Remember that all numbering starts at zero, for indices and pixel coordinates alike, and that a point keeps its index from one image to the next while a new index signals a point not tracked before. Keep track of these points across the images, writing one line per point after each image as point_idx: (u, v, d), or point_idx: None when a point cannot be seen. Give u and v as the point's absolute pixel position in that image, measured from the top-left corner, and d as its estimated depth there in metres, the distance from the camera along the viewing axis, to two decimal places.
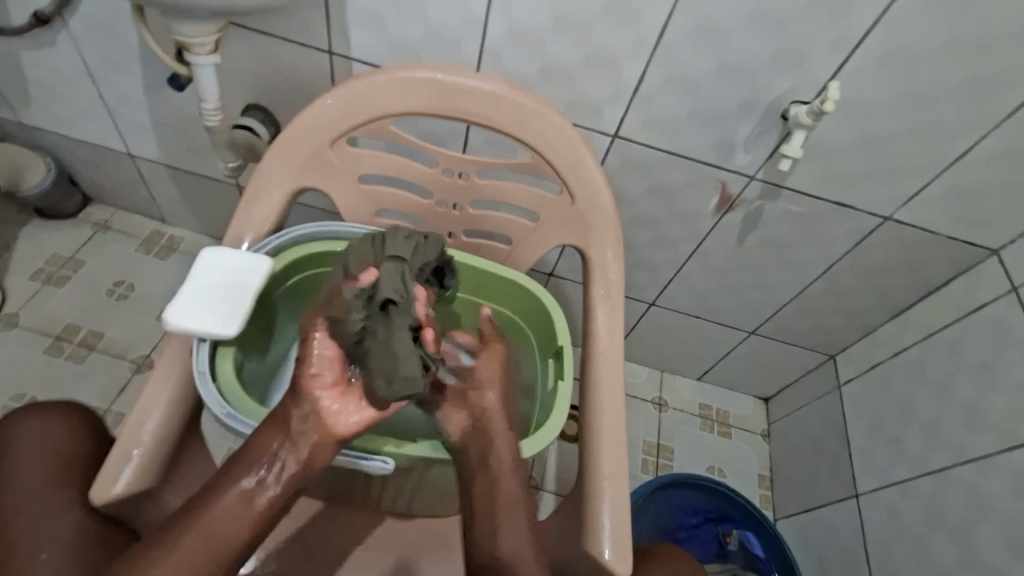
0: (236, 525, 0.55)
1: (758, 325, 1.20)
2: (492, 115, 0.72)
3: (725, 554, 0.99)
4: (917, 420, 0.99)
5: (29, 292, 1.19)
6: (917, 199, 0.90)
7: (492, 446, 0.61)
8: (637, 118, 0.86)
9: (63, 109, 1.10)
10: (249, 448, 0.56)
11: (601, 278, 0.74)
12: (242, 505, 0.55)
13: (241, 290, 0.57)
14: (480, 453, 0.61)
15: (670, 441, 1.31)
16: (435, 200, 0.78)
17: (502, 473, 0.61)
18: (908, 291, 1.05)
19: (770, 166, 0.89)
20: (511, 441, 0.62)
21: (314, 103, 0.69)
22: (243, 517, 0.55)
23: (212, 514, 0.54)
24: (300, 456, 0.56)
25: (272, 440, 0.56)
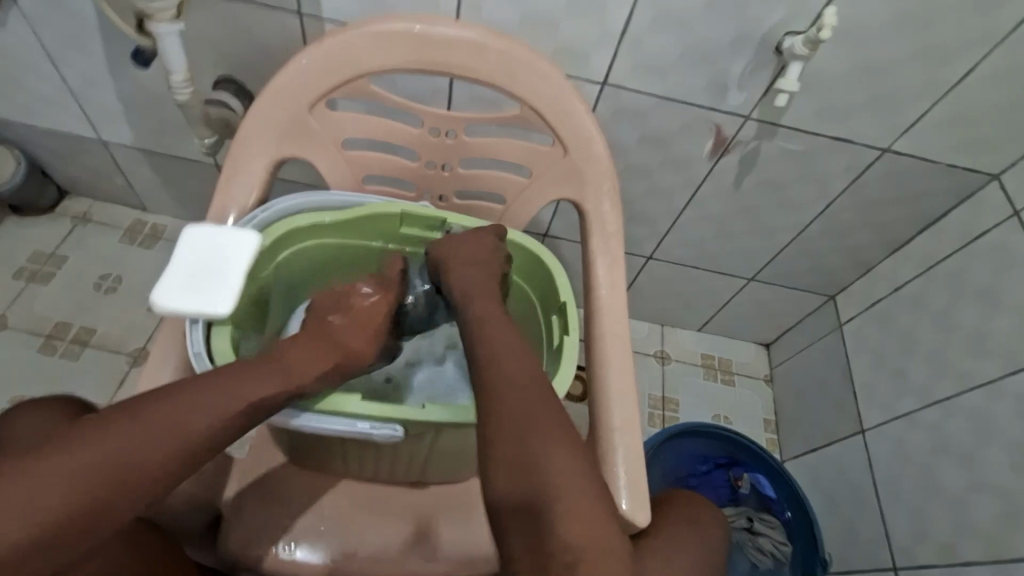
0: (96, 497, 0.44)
1: (757, 271, 1.19)
2: (476, 66, 0.68)
3: (738, 497, 1.00)
4: (920, 352, 0.99)
5: (15, 291, 1.16)
6: (916, 127, 0.87)
7: (501, 353, 0.56)
8: (626, 62, 0.82)
9: (25, 97, 1.05)
10: (147, 410, 0.47)
11: (599, 230, 0.73)
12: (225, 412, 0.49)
13: (228, 267, 0.55)
14: (487, 362, 0.56)
15: (675, 393, 1.32)
16: (423, 162, 0.75)
17: (517, 384, 0.54)
18: (907, 224, 1.04)
19: (764, 104, 0.86)
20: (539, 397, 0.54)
21: (289, 66, 0.66)
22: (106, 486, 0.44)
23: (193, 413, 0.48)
24: (195, 432, 0.48)
25: (183, 409, 0.48)
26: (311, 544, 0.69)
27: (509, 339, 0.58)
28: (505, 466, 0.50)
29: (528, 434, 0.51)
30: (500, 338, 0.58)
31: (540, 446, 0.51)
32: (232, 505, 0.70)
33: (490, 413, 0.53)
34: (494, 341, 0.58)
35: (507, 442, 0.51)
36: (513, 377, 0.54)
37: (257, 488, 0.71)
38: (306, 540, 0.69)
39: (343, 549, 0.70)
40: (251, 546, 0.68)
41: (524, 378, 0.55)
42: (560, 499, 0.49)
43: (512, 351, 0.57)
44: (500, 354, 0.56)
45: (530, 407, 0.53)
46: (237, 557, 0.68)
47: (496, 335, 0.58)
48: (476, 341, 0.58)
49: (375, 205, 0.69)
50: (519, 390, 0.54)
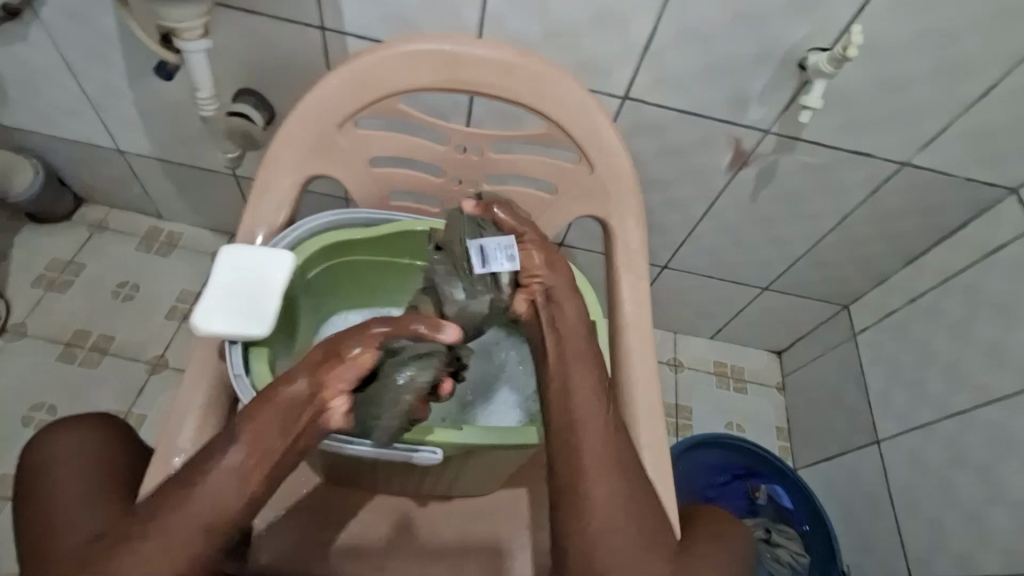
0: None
1: (772, 280, 1.20)
2: (503, 85, 0.69)
3: (754, 508, 1.00)
4: (937, 363, 1.00)
5: (33, 299, 1.16)
6: (936, 141, 0.88)
7: (574, 380, 0.56)
8: (647, 77, 0.83)
9: (45, 107, 1.06)
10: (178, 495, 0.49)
11: (624, 247, 0.73)
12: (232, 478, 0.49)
13: (266, 287, 0.55)
14: (563, 387, 0.56)
15: (688, 401, 1.32)
16: (448, 178, 0.76)
17: (588, 418, 0.54)
18: (923, 236, 1.04)
19: (785, 118, 0.87)
20: (601, 430, 0.54)
21: (318, 84, 0.66)
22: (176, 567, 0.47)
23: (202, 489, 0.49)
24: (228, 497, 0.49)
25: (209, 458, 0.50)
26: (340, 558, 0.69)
27: (584, 356, 0.58)
28: (563, 488, 0.53)
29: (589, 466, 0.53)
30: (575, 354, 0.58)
31: (594, 474, 0.52)
32: (262, 518, 0.70)
33: (558, 437, 0.54)
34: (569, 356, 0.57)
35: (564, 459, 0.53)
36: (588, 401, 0.55)
37: (285, 501, 0.71)
38: (335, 553, 0.70)
39: (370, 563, 0.70)
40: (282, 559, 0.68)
41: (597, 402, 0.55)
42: (595, 530, 0.51)
43: (583, 372, 0.56)
44: (575, 374, 0.56)
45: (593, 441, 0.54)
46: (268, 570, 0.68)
47: (575, 353, 0.58)
48: (553, 355, 0.58)
49: (402, 222, 0.69)
50: (590, 418, 0.54)
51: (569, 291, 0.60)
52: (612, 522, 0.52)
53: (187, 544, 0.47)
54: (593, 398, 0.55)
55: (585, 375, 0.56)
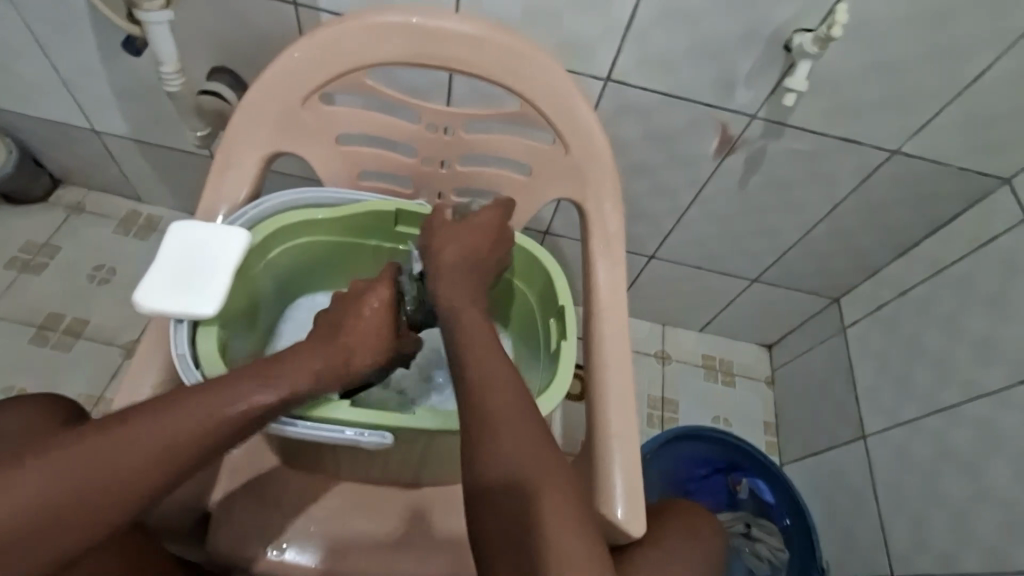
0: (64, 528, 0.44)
1: (761, 272, 1.17)
2: (475, 61, 0.66)
3: (735, 502, 0.99)
4: (926, 357, 0.98)
5: (6, 282, 1.14)
6: (928, 129, 0.85)
7: (476, 358, 0.54)
8: (630, 58, 0.80)
9: (17, 84, 1.03)
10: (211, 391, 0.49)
11: (600, 232, 0.71)
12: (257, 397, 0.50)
13: (216, 266, 0.53)
14: (475, 384, 0.53)
15: (675, 393, 1.30)
16: (420, 158, 0.73)
17: (494, 392, 0.52)
18: (915, 227, 1.02)
19: (773, 102, 0.84)
20: (511, 403, 0.52)
21: (281, 57, 0.63)
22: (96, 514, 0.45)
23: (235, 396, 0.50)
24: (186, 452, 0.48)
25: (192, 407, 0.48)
26: (300, 546, 0.67)
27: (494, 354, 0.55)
28: (484, 495, 0.49)
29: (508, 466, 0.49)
30: (482, 353, 0.55)
31: (504, 446, 0.50)
32: (220, 509, 0.68)
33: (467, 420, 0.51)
34: (476, 356, 0.54)
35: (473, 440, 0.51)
36: (502, 400, 0.52)
37: (246, 491, 0.69)
38: (294, 541, 0.68)
39: (332, 552, 0.68)
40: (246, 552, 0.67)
41: (513, 398, 0.52)
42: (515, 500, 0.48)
43: (484, 348, 0.55)
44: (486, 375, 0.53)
45: (512, 437, 0.50)
46: (221, 557, 0.66)
47: (484, 351, 0.55)
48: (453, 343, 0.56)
49: (368, 202, 0.66)
50: (503, 416, 0.51)
51: (456, 274, 0.60)
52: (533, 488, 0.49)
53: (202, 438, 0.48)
54: (507, 393, 0.52)
55: (496, 373, 0.53)
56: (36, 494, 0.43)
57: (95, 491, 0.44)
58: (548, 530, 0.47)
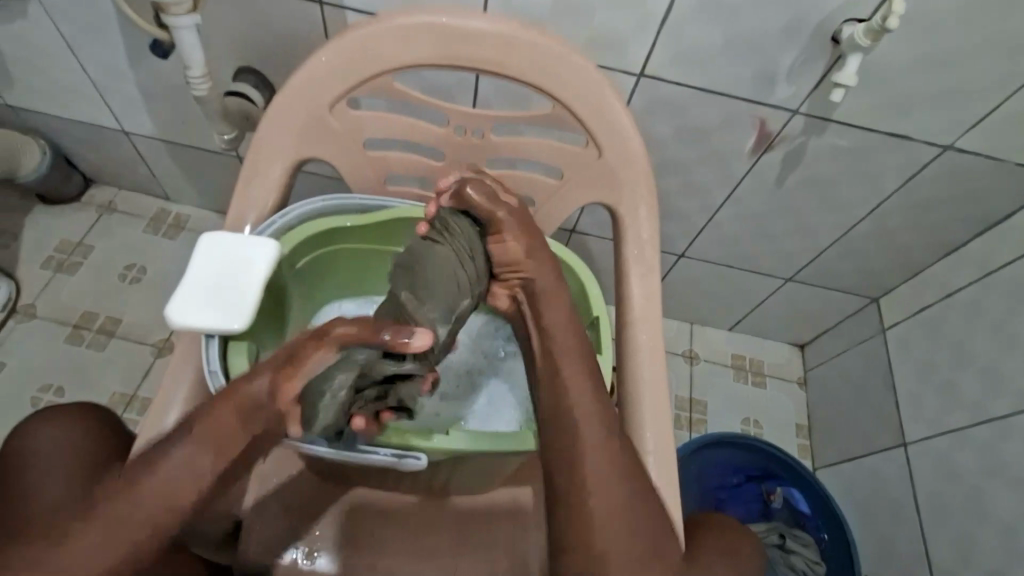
0: None
1: (796, 271, 1.13)
2: (505, 61, 0.64)
3: (769, 513, 0.95)
4: (973, 363, 0.93)
5: (43, 281, 1.16)
6: (985, 123, 0.80)
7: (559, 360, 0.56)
8: (665, 52, 0.76)
9: (49, 87, 1.04)
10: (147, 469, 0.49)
11: (634, 237, 0.68)
12: (191, 470, 0.50)
13: (246, 276, 0.52)
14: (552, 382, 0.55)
15: (703, 394, 1.27)
16: (448, 162, 0.71)
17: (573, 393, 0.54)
18: (965, 225, 0.96)
19: (815, 97, 0.80)
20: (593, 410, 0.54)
21: (308, 61, 0.62)
22: (131, 537, 0.48)
23: (161, 473, 0.49)
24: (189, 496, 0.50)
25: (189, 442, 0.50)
26: (330, 553, 0.68)
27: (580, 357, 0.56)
28: (556, 468, 0.53)
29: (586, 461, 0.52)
30: (569, 357, 0.56)
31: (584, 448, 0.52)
32: (249, 514, 0.68)
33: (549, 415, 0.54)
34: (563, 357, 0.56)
35: (551, 429, 0.54)
36: (583, 403, 0.54)
37: (273, 496, 0.69)
38: (326, 547, 0.68)
39: (361, 559, 0.68)
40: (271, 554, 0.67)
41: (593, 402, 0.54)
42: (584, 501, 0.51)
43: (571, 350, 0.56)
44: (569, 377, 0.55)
45: (590, 441, 0.53)
46: (256, 563, 0.67)
47: (570, 354, 0.56)
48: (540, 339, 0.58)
49: (396, 209, 0.65)
50: (587, 416, 0.54)
51: (543, 256, 0.60)
52: (603, 493, 0.52)
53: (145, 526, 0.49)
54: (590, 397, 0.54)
55: (585, 371, 0.56)
56: None
57: None
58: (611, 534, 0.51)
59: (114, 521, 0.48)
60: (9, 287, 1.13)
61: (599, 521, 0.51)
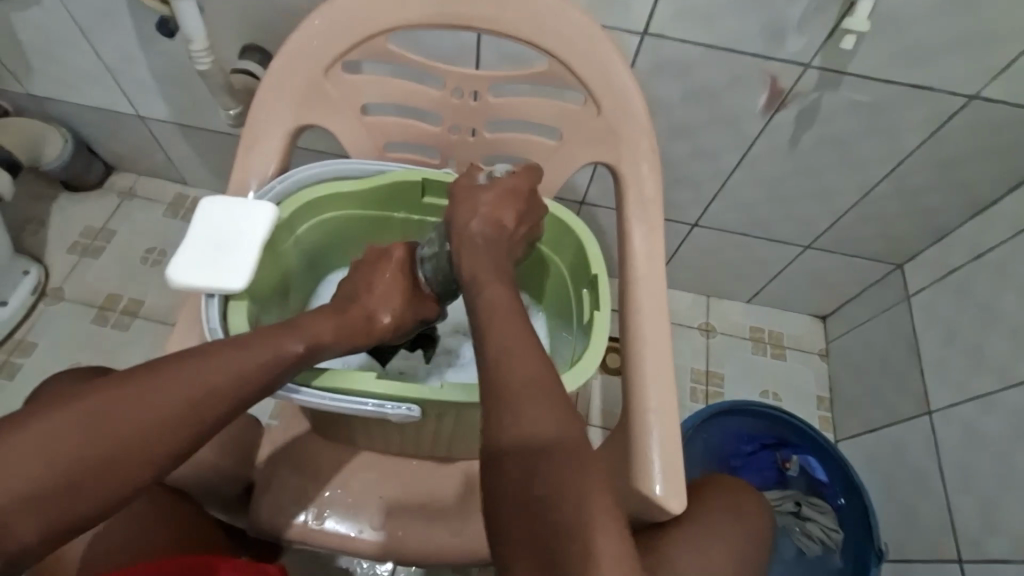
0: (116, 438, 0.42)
1: (814, 238, 1.10)
2: (499, 18, 0.63)
3: (785, 480, 0.94)
4: (1003, 325, 0.89)
5: (69, 265, 1.21)
6: (1013, 68, 0.75)
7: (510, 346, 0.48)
8: (668, 8, 0.74)
9: (66, 74, 1.07)
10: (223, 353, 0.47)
11: (636, 196, 0.67)
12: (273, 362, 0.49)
13: (246, 241, 0.53)
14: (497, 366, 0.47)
15: (720, 367, 1.25)
16: (447, 127, 0.71)
17: (528, 379, 0.46)
18: (994, 182, 0.91)
19: (828, 49, 0.76)
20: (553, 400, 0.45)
21: (302, 26, 0.62)
22: (189, 406, 0.44)
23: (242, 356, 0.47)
24: (161, 443, 0.43)
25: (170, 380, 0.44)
26: (339, 516, 0.69)
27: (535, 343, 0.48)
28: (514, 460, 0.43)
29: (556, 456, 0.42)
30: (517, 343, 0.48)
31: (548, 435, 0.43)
32: (264, 476, 0.70)
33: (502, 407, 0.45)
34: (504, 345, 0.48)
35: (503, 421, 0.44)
36: (535, 389, 0.45)
37: (287, 459, 0.71)
38: (334, 510, 0.69)
39: (369, 521, 0.69)
40: (332, 525, 0.68)
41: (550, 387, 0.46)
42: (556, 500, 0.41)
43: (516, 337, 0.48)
44: (520, 363, 0.46)
45: (545, 409, 0.44)
46: (262, 526, 0.67)
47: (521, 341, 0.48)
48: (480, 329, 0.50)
49: (394, 172, 0.65)
50: (539, 407, 0.44)
51: (489, 255, 0.56)
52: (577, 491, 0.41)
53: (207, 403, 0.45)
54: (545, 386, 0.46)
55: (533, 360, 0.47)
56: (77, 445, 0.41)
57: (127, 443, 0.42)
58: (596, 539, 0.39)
59: (154, 404, 0.43)
60: (38, 273, 1.17)
61: (569, 505, 0.40)
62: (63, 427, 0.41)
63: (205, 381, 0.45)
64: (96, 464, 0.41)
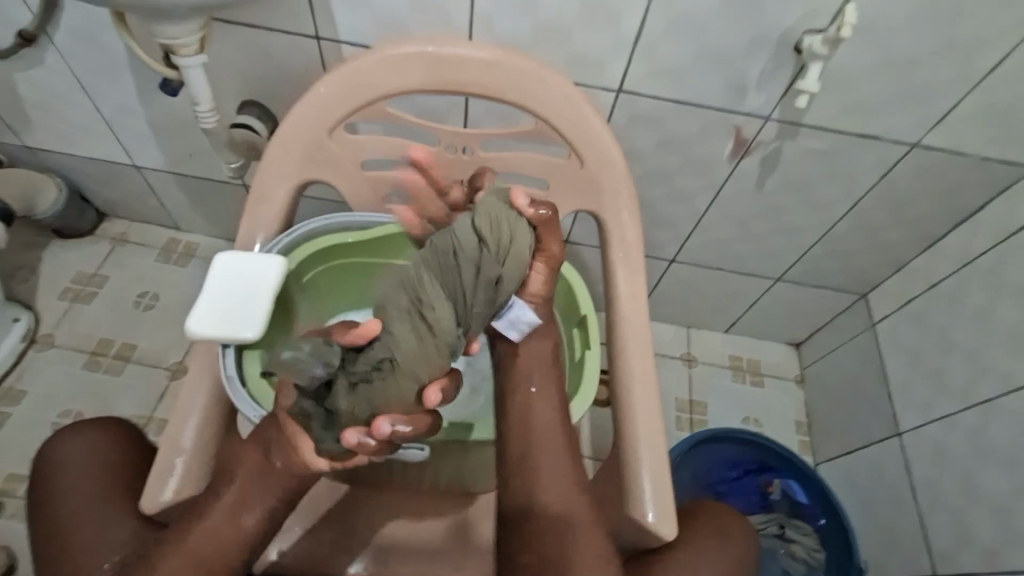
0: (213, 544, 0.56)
1: (784, 271, 1.17)
2: (490, 83, 0.69)
3: (768, 504, 0.98)
4: (959, 350, 0.96)
5: (60, 311, 1.21)
6: (948, 119, 0.84)
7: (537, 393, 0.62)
8: (641, 69, 0.82)
9: (65, 127, 1.10)
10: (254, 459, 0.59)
11: (619, 240, 0.73)
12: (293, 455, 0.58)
13: (260, 293, 0.57)
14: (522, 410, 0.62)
15: (703, 396, 1.30)
16: (441, 179, 0.76)
17: (544, 422, 0.61)
18: (942, 218, 1.00)
19: (785, 103, 0.84)
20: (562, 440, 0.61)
21: (308, 91, 0.67)
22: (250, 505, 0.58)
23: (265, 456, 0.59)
24: (245, 527, 0.57)
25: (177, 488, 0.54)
26: (343, 555, 0.71)
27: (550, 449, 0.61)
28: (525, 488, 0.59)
29: (557, 522, 0.58)
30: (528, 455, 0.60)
31: (549, 470, 0.60)
32: (264, 517, 0.71)
33: (522, 442, 0.61)
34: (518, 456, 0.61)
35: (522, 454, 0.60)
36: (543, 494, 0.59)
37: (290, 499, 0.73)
38: (338, 549, 0.71)
39: (373, 559, 0.70)
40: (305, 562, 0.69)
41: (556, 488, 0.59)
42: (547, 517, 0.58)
43: (547, 385, 0.63)
44: (540, 431, 0.61)
45: (551, 452, 0.60)
46: (273, 567, 0.69)
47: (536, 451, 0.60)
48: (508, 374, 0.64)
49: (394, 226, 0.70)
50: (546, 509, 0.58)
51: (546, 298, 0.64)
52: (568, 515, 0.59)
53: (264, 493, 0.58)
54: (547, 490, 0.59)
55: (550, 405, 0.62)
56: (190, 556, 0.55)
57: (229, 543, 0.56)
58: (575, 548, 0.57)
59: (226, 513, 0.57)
60: (28, 319, 1.17)
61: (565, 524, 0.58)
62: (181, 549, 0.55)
63: (261, 483, 0.58)
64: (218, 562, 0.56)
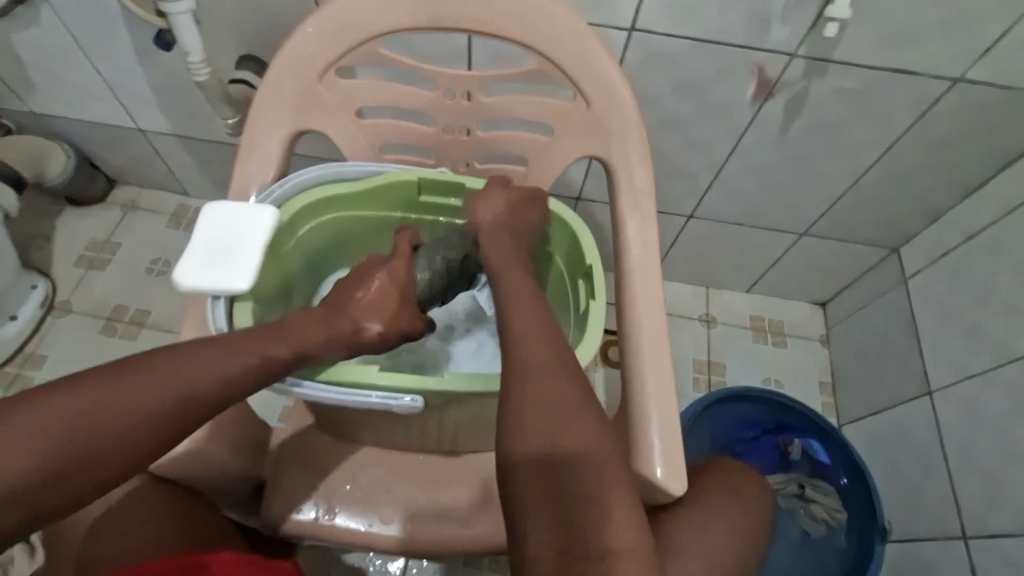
0: (96, 427, 0.43)
1: (809, 225, 1.11)
2: (488, 17, 0.64)
3: (788, 463, 0.96)
4: (998, 303, 0.90)
5: (76, 278, 1.23)
6: (996, 49, 0.76)
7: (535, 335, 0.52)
8: (655, 3, 0.75)
9: (68, 91, 1.09)
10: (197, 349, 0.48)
11: (629, 187, 0.68)
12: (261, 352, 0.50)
13: (248, 244, 0.54)
14: (530, 361, 0.50)
15: (722, 357, 1.26)
16: (440, 127, 0.73)
17: (562, 371, 0.50)
18: (984, 162, 0.92)
19: (812, 37, 0.77)
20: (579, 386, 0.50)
21: (296, 33, 0.63)
22: (167, 404, 0.46)
23: (218, 351, 0.49)
24: (148, 430, 0.45)
25: (129, 386, 0.45)
26: (349, 512, 0.70)
27: (583, 400, 0.49)
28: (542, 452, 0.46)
29: (588, 476, 0.45)
30: (572, 413, 0.48)
31: (575, 420, 0.47)
32: (274, 475, 0.71)
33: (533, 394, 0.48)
34: (557, 417, 0.47)
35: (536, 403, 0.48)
36: (603, 458, 0.46)
37: (297, 456, 0.73)
38: (343, 506, 0.70)
39: (379, 516, 0.70)
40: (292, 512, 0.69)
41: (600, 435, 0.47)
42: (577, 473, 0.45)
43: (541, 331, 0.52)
44: (556, 382, 0.49)
45: (571, 399, 0.48)
46: (282, 523, 0.69)
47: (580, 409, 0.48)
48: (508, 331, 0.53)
49: (391, 173, 0.66)
50: (620, 475, 0.46)
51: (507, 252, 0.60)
52: (598, 468, 0.46)
53: (196, 390, 0.47)
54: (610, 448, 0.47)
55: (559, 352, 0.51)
56: (51, 440, 0.41)
57: (115, 438, 0.44)
58: (609, 513, 0.44)
59: (127, 403, 0.44)
60: (45, 287, 1.19)
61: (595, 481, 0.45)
62: (37, 427, 0.41)
63: (197, 373, 0.47)
64: (88, 453, 0.43)
